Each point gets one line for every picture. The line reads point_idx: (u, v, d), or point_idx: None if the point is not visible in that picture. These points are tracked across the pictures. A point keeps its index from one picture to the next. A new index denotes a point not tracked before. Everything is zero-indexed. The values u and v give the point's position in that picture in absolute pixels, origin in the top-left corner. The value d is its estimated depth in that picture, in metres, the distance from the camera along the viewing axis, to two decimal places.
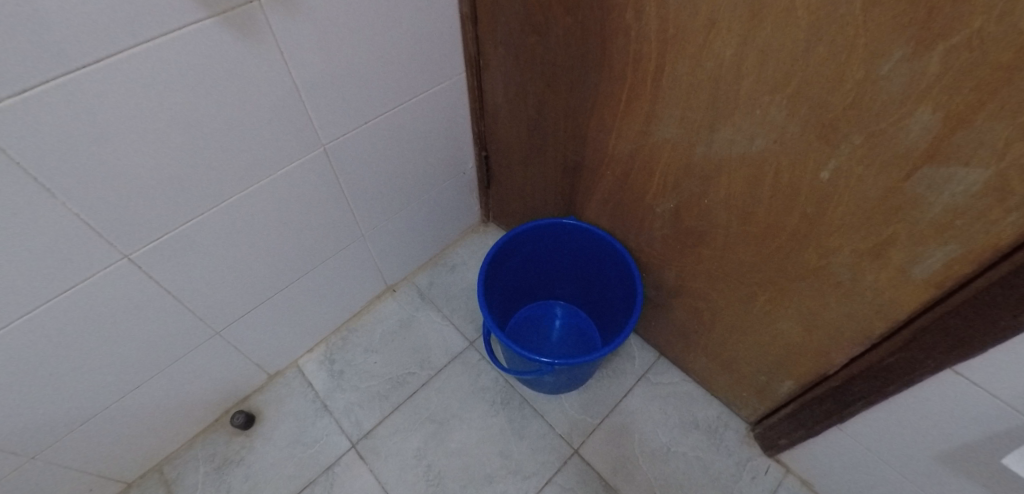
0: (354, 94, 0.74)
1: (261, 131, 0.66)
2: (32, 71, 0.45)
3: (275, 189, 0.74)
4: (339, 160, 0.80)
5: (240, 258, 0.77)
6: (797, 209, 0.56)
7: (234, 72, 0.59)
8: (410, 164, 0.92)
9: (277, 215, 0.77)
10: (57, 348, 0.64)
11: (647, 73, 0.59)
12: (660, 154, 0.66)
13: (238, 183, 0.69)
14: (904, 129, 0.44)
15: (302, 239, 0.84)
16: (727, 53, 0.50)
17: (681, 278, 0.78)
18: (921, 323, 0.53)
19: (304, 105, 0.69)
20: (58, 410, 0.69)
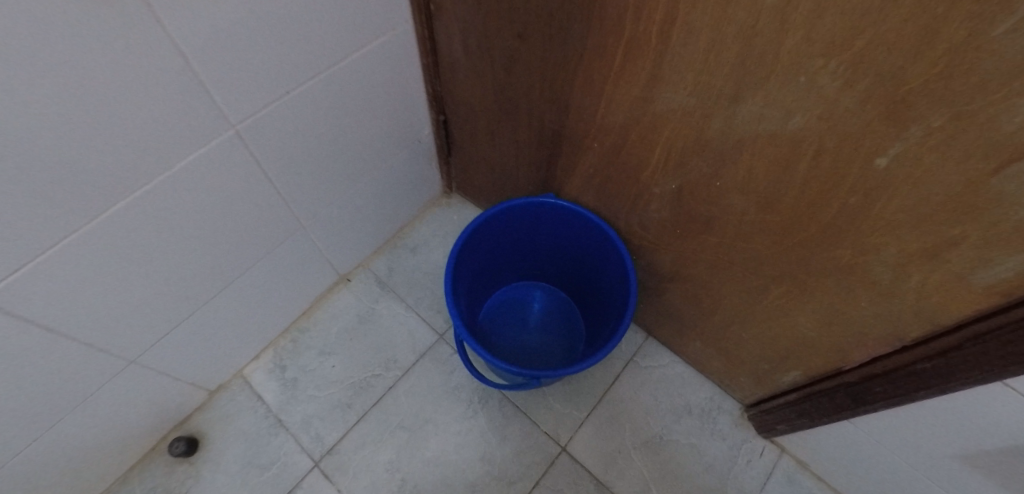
0: (268, 58, 0.56)
1: (137, 120, 0.49)
2: None
3: (173, 189, 0.57)
4: (259, 143, 0.63)
5: (143, 275, 0.62)
6: (837, 199, 0.46)
7: (81, 46, 0.40)
8: (353, 138, 0.76)
9: (185, 219, 0.61)
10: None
11: (651, 27, 0.45)
12: (663, 127, 0.54)
13: (115, 190, 0.52)
14: (1006, 111, 0.32)
15: (225, 242, 0.69)
16: (767, 3, 0.37)
17: (678, 265, 0.69)
18: (972, 332, 0.45)
19: (199, 79, 0.51)
20: None
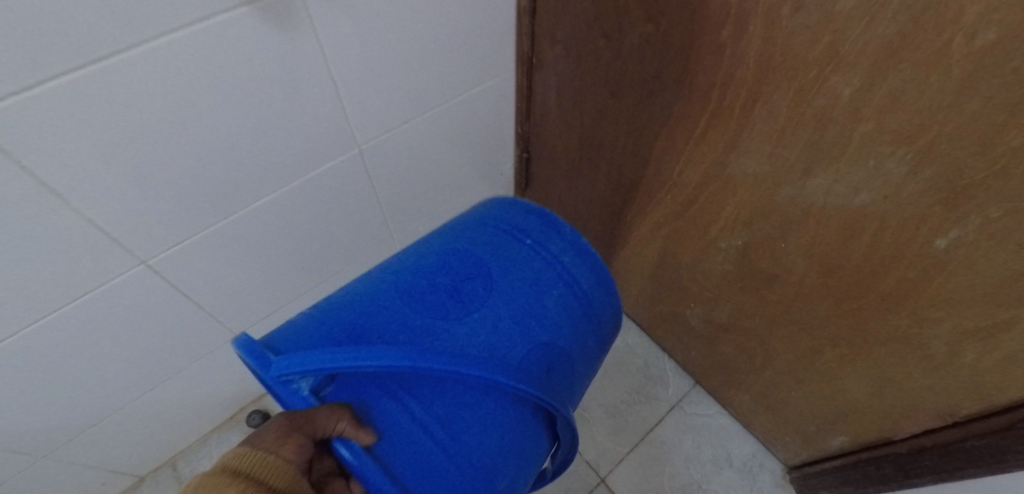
0: (399, 90, 0.70)
1: (284, 128, 0.62)
2: (63, 59, 0.42)
3: (296, 194, 0.70)
4: (375, 162, 0.76)
5: (250, 262, 0.73)
6: (896, 272, 0.50)
7: (269, 77, 0.56)
8: (448, 165, 0.87)
9: (293, 225, 0.73)
10: (39, 341, 0.59)
11: (735, 102, 0.53)
12: (735, 189, 0.60)
13: (244, 198, 0.65)
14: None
15: (334, 243, 0.82)
16: (845, 92, 0.44)
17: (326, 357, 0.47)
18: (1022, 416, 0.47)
19: (339, 99, 0.64)
20: (84, 408, 0.70)
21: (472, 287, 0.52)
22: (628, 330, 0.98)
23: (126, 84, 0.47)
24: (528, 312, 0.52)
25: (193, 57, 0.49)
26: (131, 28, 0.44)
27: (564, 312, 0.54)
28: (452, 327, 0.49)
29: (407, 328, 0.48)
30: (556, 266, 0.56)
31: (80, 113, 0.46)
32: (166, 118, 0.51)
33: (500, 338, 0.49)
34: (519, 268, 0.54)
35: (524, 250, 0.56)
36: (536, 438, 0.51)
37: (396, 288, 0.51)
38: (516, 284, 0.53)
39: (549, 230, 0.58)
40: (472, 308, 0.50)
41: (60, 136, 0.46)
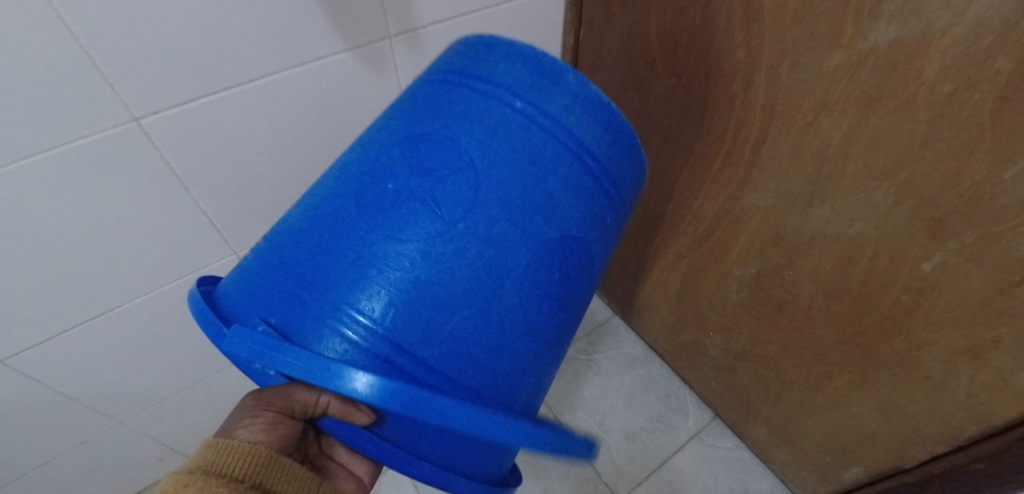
0: None
1: None
2: (207, 85, 0.55)
3: None
4: None
5: None
6: (891, 295, 0.55)
7: (354, 108, 0.68)
8: None
9: None
10: (144, 312, 0.71)
11: (745, 143, 0.62)
12: (747, 220, 0.67)
13: None
14: (997, 218, 0.44)
15: None
16: (836, 134, 0.52)
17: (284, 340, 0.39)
18: (1017, 436, 0.50)
19: None
20: (162, 380, 0.81)
21: (449, 194, 0.38)
22: (650, 361, 1.03)
23: (253, 107, 0.60)
24: (532, 217, 0.39)
25: (302, 88, 0.62)
26: (263, 65, 0.57)
27: (576, 193, 0.41)
28: (432, 249, 0.37)
29: (373, 265, 0.38)
30: (564, 141, 0.40)
31: (214, 125, 0.59)
32: (274, 136, 0.64)
33: (498, 252, 0.38)
34: (509, 157, 0.39)
35: (511, 125, 0.39)
36: (565, 337, 0.46)
37: (355, 205, 0.40)
38: (508, 177, 0.39)
39: (540, 94, 0.40)
40: (453, 225, 0.38)
41: (199, 144, 0.59)
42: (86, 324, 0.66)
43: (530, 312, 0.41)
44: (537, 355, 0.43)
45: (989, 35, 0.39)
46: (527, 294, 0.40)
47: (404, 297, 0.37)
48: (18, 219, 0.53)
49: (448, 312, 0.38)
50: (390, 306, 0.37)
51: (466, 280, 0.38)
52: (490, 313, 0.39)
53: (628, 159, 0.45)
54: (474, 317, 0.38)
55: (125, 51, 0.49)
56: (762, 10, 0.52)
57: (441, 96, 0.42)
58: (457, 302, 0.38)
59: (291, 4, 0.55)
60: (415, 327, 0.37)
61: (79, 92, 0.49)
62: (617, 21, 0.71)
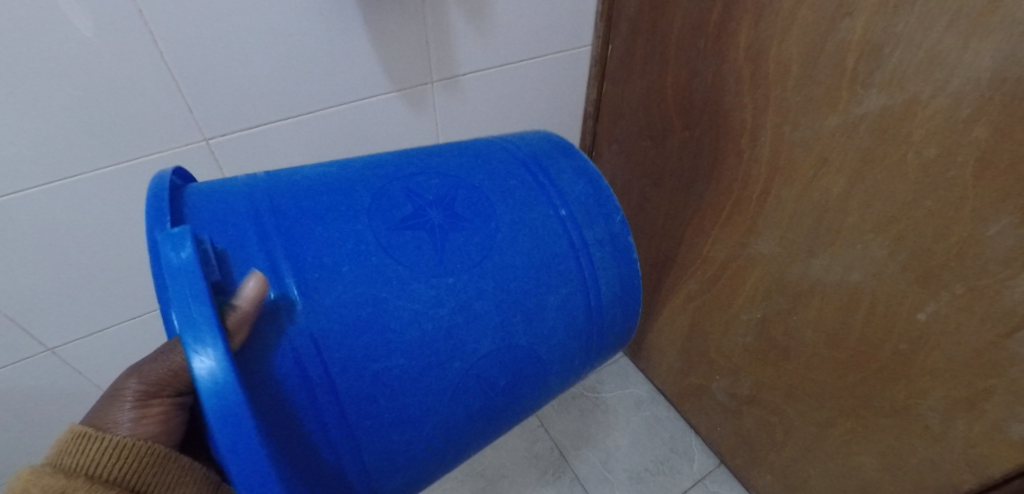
0: None
1: None
2: (268, 114, 0.62)
3: None
4: None
5: None
6: (890, 343, 0.58)
7: (395, 143, 0.75)
8: None
9: None
10: None
11: (752, 193, 0.67)
12: (754, 266, 0.71)
13: None
14: (985, 271, 0.47)
15: None
16: (835, 189, 0.57)
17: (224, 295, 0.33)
18: None
19: None
20: None
21: (467, 236, 0.43)
22: (658, 403, 1.04)
23: (305, 135, 0.67)
24: (521, 281, 0.45)
25: (351, 123, 0.69)
26: (319, 99, 0.65)
27: (562, 284, 0.47)
28: (421, 275, 0.40)
29: (359, 258, 0.39)
30: (571, 229, 0.49)
31: (271, 149, 0.66)
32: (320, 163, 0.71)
33: (469, 308, 0.41)
34: (525, 224, 0.46)
35: (534, 196, 0.49)
36: (476, 422, 0.45)
37: (376, 200, 0.42)
38: (519, 242, 0.45)
39: (575, 202, 0.51)
40: (452, 265, 0.41)
41: (253, 164, 0.66)
42: (129, 323, 0.71)
43: (458, 374, 0.41)
44: (439, 428, 0.42)
45: (968, 105, 0.44)
46: (472, 361, 0.42)
47: (371, 309, 0.37)
48: (91, 219, 0.59)
49: (391, 338, 0.38)
50: (351, 311, 0.37)
51: (432, 324, 0.40)
52: (431, 368, 0.39)
53: (613, 302, 0.53)
54: (414, 361, 0.39)
55: (208, 81, 0.57)
56: (768, 76, 0.59)
57: (498, 159, 0.51)
58: (410, 341, 0.38)
59: (351, 49, 0.63)
60: (360, 337, 0.37)
61: (163, 112, 0.56)
62: (637, 78, 0.79)
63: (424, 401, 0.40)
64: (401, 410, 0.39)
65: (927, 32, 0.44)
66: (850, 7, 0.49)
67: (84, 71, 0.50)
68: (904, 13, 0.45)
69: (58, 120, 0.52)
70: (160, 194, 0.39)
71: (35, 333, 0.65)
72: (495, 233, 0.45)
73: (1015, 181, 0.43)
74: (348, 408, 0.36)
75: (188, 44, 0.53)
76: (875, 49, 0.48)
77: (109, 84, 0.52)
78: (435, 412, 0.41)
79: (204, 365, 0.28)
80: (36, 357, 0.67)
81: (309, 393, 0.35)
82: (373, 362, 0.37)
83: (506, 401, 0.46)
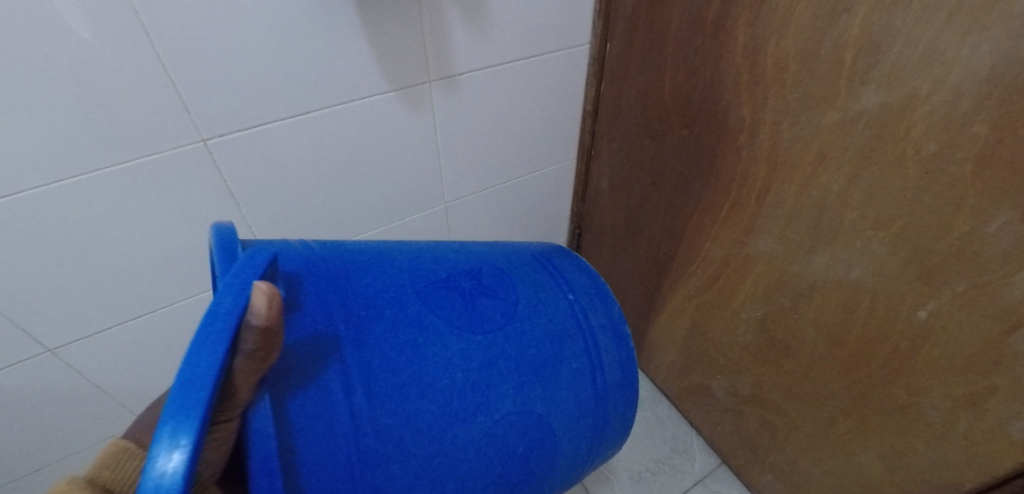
0: (484, 163, 0.88)
1: (396, 181, 0.80)
2: (266, 114, 0.62)
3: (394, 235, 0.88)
4: (456, 217, 0.93)
5: None
6: (890, 341, 0.58)
7: (393, 143, 0.75)
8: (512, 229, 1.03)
9: None
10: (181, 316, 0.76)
11: (751, 191, 0.66)
12: (753, 264, 0.71)
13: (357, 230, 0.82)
14: (986, 268, 0.47)
15: None
16: (834, 186, 0.56)
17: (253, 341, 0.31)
18: None
19: (440, 164, 0.83)
20: None
21: (493, 304, 0.48)
22: (658, 402, 1.04)
23: (303, 136, 0.67)
24: (538, 351, 0.47)
25: (348, 123, 0.69)
26: (316, 99, 0.65)
27: (573, 362, 0.50)
28: (457, 329, 0.44)
29: (404, 310, 0.43)
30: (578, 309, 0.53)
31: (268, 150, 0.66)
32: (319, 164, 0.71)
33: (497, 363, 0.44)
34: (543, 305, 0.51)
35: (550, 284, 0.54)
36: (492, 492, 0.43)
37: (418, 270, 0.48)
38: (537, 317, 0.49)
39: (588, 291, 0.56)
40: (481, 324, 0.45)
41: (251, 164, 0.66)
42: (129, 323, 0.72)
43: (482, 425, 0.42)
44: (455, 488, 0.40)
45: (967, 101, 0.43)
46: (496, 417, 0.42)
47: (414, 356, 0.41)
48: (89, 220, 0.59)
49: (428, 383, 0.40)
50: (396, 357, 0.40)
51: (463, 374, 0.42)
52: (459, 417, 0.40)
53: (619, 385, 0.54)
54: (446, 408, 0.40)
55: (205, 82, 0.57)
56: (766, 72, 0.58)
57: (521, 255, 0.58)
58: (444, 386, 0.41)
59: (348, 50, 0.63)
60: (401, 380, 0.39)
61: (160, 114, 0.56)
62: (635, 76, 0.78)
63: (451, 451, 0.40)
64: (424, 460, 0.38)
65: (925, 28, 0.44)
66: (848, 3, 0.48)
67: (81, 74, 0.50)
68: (901, 8, 0.45)
69: (56, 123, 0.52)
70: (225, 244, 0.41)
71: (35, 334, 0.65)
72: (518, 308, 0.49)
73: (1016, 176, 0.42)
74: (379, 452, 0.37)
75: (185, 45, 0.54)
76: (873, 44, 0.48)
77: (105, 86, 0.52)
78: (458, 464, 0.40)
79: (168, 456, 0.24)
80: (37, 358, 0.67)
81: (348, 430, 0.36)
82: (409, 402, 0.39)
83: (518, 473, 0.45)
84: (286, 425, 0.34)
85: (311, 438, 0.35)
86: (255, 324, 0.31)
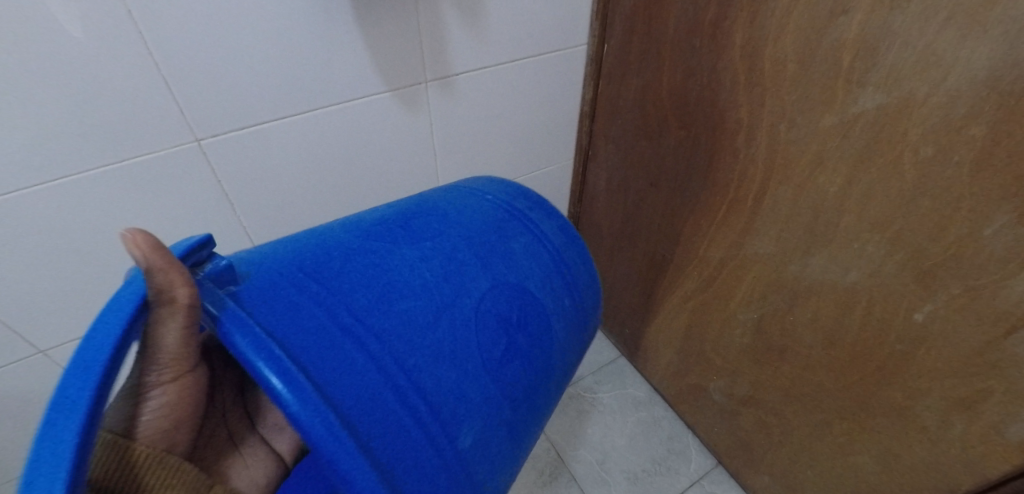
0: (481, 163, 0.88)
1: (392, 182, 0.80)
2: (259, 114, 0.62)
3: None
4: None
5: None
6: (887, 344, 0.57)
7: (389, 142, 0.75)
8: None
9: None
10: None
11: (748, 193, 0.66)
12: (750, 266, 0.71)
13: None
14: (982, 272, 0.47)
15: None
16: (831, 189, 0.56)
17: (169, 315, 0.34)
18: None
19: (436, 164, 0.82)
20: None
21: (423, 221, 0.48)
22: (655, 403, 1.04)
23: (298, 135, 0.66)
24: (486, 246, 0.48)
25: (344, 122, 0.69)
26: (311, 98, 0.64)
27: (524, 247, 0.50)
28: (399, 248, 0.44)
29: (344, 245, 0.44)
30: (502, 204, 0.54)
31: (263, 149, 0.65)
32: (314, 163, 0.70)
33: (451, 265, 0.45)
34: (475, 211, 0.51)
35: (471, 194, 0.54)
36: (518, 367, 0.45)
37: (347, 221, 0.48)
38: (473, 220, 0.50)
39: (504, 189, 0.57)
40: (419, 237, 0.46)
41: (245, 164, 0.65)
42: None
43: (469, 317, 0.43)
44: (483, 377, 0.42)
45: (964, 105, 0.43)
46: (476, 298, 0.44)
47: (367, 274, 0.41)
48: (80, 221, 0.59)
49: (395, 294, 0.41)
50: (349, 278, 0.41)
51: (422, 281, 0.43)
52: (440, 314, 0.42)
53: (571, 245, 0.56)
54: (421, 309, 0.41)
55: (198, 82, 0.56)
56: (764, 74, 0.58)
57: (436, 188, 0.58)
58: (409, 293, 0.42)
59: (342, 50, 0.62)
60: (363, 294, 0.40)
61: (154, 114, 0.56)
62: (632, 77, 0.78)
63: (458, 341, 0.41)
64: (436, 351, 0.40)
65: (923, 31, 0.44)
66: (846, 5, 0.48)
67: (74, 74, 0.50)
68: (900, 11, 0.44)
69: (47, 123, 0.51)
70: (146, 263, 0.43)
71: (26, 335, 0.64)
72: (451, 218, 0.49)
73: (1014, 180, 0.42)
74: (387, 347, 0.38)
75: (178, 44, 0.53)
76: (871, 46, 0.48)
77: (98, 86, 0.52)
78: (469, 356, 0.41)
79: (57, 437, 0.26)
80: (29, 360, 0.66)
81: (341, 339, 0.37)
82: (389, 313, 0.40)
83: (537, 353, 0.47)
84: (273, 330, 0.35)
85: (306, 342, 0.36)
86: (154, 297, 0.33)
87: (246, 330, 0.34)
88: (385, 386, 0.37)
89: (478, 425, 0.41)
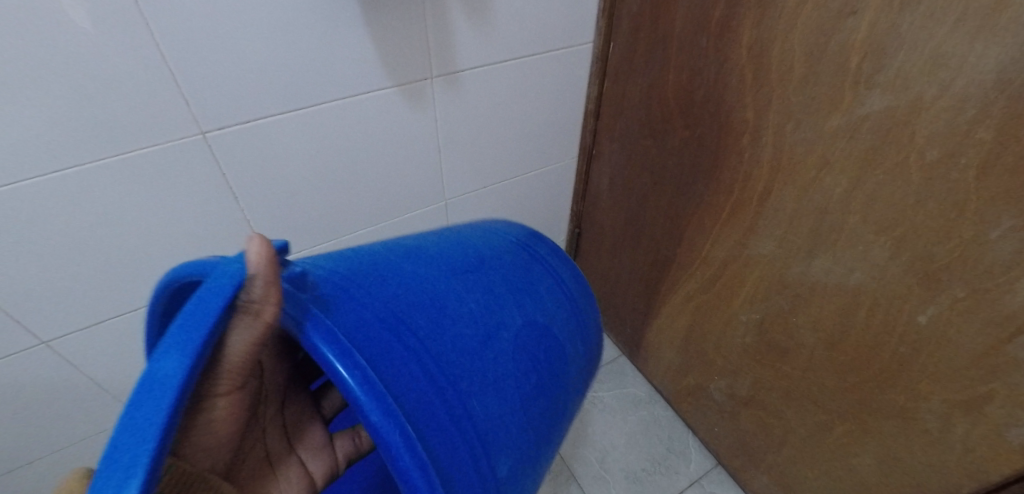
0: (485, 160, 0.88)
1: (397, 177, 0.80)
2: (265, 108, 0.62)
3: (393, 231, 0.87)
4: (455, 214, 0.92)
5: None
6: (889, 346, 0.58)
7: (394, 138, 0.75)
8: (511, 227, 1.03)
9: None
10: None
11: (753, 194, 0.66)
12: (753, 267, 0.71)
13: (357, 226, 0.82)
14: (986, 275, 0.47)
15: None
16: (836, 190, 0.56)
17: (248, 323, 0.34)
18: None
19: (440, 161, 0.82)
20: None
21: (463, 254, 0.49)
22: (655, 403, 1.04)
23: (303, 129, 0.66)
24: (521, 283, 0.50)
25: (350, 116, 0.69)
26: (316, 92, 0.64)
27: (552, 289, 0.52)
28: (446, 277, 0.46)
29: (395, 269, 0.44)
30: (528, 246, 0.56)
31: (268, 143, 0.65)
32: (319, 158, 0.70)
33: (495, 297, 0.46)
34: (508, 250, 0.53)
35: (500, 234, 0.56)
36: (542, 405, 0.46)
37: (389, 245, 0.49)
38: (507, 258, 0.52)
39: (527, 232, 0.59)
40: (462, 269, 0.47)
41: (250, 157, 0.65)
42: (124, 316, 0.71)
43: (511, 350, 0.44)
44: (518, 409, 0.43)
45: (972, 108, 0.43)
46: (515, 333, 0.45)
47: (422, 299, 0.42)
48: (84, 212, 0.59)
49: (449, 321, 0.42)
50: (407, 301, 0.42)
51: (470, 311, 0.44)
52: (487, 344, 0.43)
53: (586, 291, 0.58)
54: (471, 338, 0.42)
55: (204, 75, 0.56)
56: (770, 75, 0.58)
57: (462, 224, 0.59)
58: (460, 319, 0.43)
59: (349, 44, 0.62)
60: (421, 318, 0.41)
61: (159, 106, 0.56)
62: (638, 76, 0.78)
63: (501, 372, 0.43)
64: (483, 380, 0.41)
65: (933, 32, 0.44)
66: (855, 6, 0.48)
67: (80, 65, 0.50)
68: (909, 13, 0.44)
69: (53, 114, 0.51)
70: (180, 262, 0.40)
71: (29, 325, 0.64)
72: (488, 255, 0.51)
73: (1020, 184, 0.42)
74: (443, 369, 0.39)
75: (185, 37, 0.53)
76: (879, 48, 0.47)
77: (104, 77, 0.52)
78: (509, 387, 0.43)
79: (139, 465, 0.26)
80: (32, 350, 0.67)
81: (407, 358, 0.38)
82: (445, 338, 0.41)
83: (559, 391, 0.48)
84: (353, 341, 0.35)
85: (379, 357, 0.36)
86: (245, 302, 0.34)
87: (332, 339, 0.34)
88: (440, 403, 0.37)
89: (514, 455, 0.42)
